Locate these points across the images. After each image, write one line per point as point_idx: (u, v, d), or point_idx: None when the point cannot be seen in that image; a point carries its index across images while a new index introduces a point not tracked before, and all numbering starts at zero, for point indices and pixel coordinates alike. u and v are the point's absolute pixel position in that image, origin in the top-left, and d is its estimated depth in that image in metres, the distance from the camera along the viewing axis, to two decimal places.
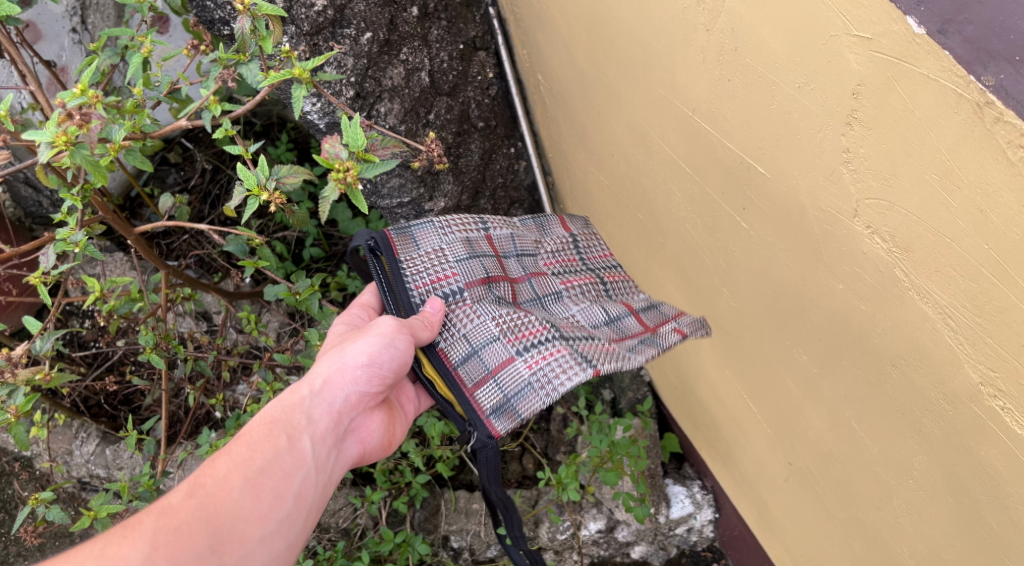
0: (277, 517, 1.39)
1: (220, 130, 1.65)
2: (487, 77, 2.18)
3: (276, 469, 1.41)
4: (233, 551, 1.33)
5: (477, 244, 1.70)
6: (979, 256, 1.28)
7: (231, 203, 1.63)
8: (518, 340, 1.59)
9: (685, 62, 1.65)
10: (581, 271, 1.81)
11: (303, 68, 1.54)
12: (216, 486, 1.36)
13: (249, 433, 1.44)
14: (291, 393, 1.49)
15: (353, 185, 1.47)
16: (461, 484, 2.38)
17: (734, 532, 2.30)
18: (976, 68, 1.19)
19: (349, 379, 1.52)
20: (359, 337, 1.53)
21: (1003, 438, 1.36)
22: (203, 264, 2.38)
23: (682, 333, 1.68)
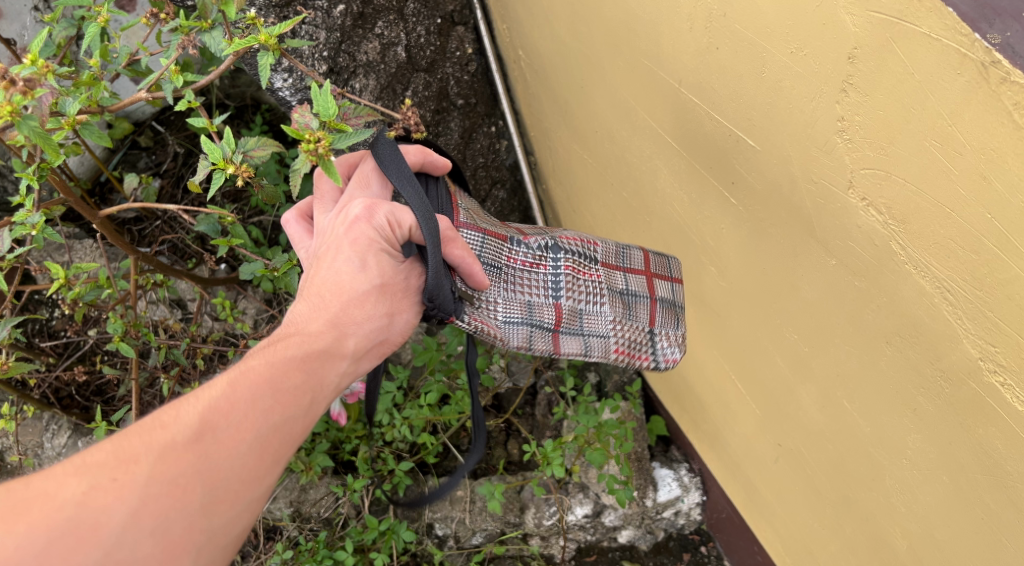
0: (271, 485, 1.23)
1: (182, 102, 1.58)
2: (466, 53, 2.13)
3: (293, 431, 1.25)
4: (223, 514, 1.17)
5: (540, 307, 1.52)
6: (980, 225, 1.24)
7: (196, 178, 1.56)
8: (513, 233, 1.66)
9: (672, 31, 1.59)
10: (645, 305, 1.63)
11: (267, 33, 1.47)
12: (229, 433, 1.20)
13: (282, 376, 1.26)
14: (331, 341, 1.33)
15: (324, 156, 1.39)
16: (445, 471, 2.33)
17: (722, 515, 2.26)
18: (981, 26, 1.15)
19: (379, 347, 1.40)
20: (408, 308, 1.43)
21: (1003, 415, 1.32)
22: (176, 250, 2.28)
23: (671, 360, 1.63)
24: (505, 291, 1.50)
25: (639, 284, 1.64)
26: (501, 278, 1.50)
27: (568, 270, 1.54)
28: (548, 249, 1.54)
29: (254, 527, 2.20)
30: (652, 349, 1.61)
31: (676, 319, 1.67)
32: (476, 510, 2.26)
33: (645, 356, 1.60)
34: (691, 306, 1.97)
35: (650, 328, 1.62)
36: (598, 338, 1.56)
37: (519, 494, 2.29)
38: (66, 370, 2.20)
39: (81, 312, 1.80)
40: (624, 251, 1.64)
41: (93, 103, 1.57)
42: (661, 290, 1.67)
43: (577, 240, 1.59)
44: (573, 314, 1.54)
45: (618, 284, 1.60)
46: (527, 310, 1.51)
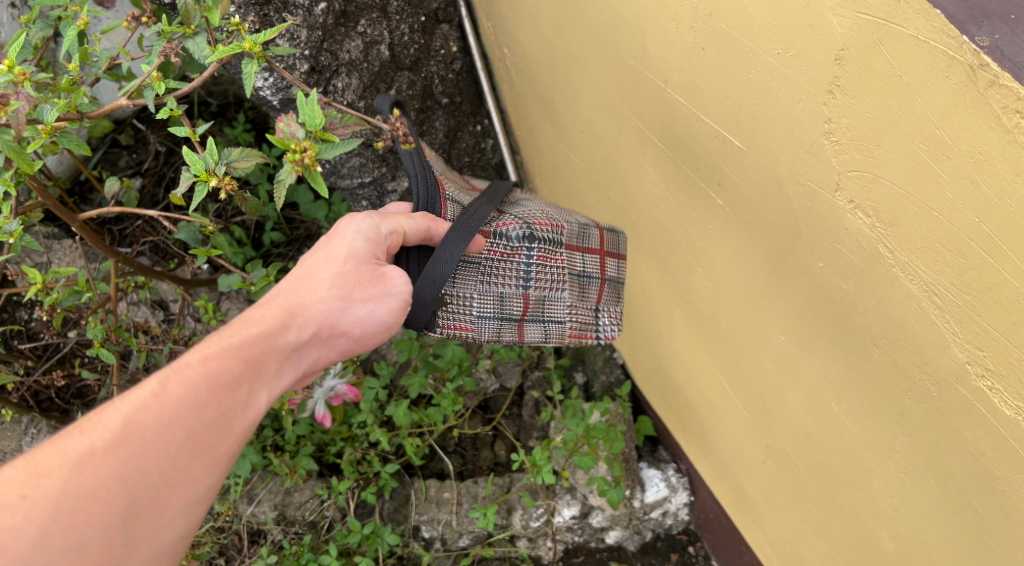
0: (208, 483, 1.20)
1: (165, 109, 1.55)
2: (450, 51, 2.10)
3: (224, 427, 1.22)
4: (150, 521, 1.15)
5: (510, 299, 1.57)
6: (968, 229, 1.23)
7: (179, 189, 1.53)
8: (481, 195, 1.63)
9: (658, 31, 1.58)
10: (596, 285, 1.70)
11: (253, 42, 1.45)
12: (156, 435, 1.17)
13: (216, 369, 1.23)
14: (275, 331, 1.30)
15: (310, 167, 1.40)
16: (432, 473, 2.32)
17: (710, 515, 2.25)
18: (970, 28, 1.13)
19: (331, 340, 1.37)
20: (371, 303, 1.38)
21: (990, 419, 1.31)
22: (157, 250, 2.25)
23: (610, 336, 1.72)
24: (479, 288, 1.54)
25: (594, 266, 1.68)
26: (477, 275, 1.53)
27: (540, 261, 1.56)
28: (524, 240, 1.54)
29: (238, 530, 2.18)
30: (596, 324, 1.70)
31: (614, 315, 1.73)
32: (463, 512, 2.24)
33: (589, 335, 1.70)
34: (677, 306, 1.96)
35: (597, 306, 1.71)
36: (557, 323, 1.64)
37: (507, 495, 2.27)
38: (45, 373, 2.17)
39: (59, 317, 1.78)
40: (585, 231, 1.66)
41: (71, 109, 1.54)
42: (612, 269, 1.73)
43: (549, 225, 1.57)
44: (539, 300, 1.60)
45: (577, 267, 1.64)
46: (498, 304, 1.56)
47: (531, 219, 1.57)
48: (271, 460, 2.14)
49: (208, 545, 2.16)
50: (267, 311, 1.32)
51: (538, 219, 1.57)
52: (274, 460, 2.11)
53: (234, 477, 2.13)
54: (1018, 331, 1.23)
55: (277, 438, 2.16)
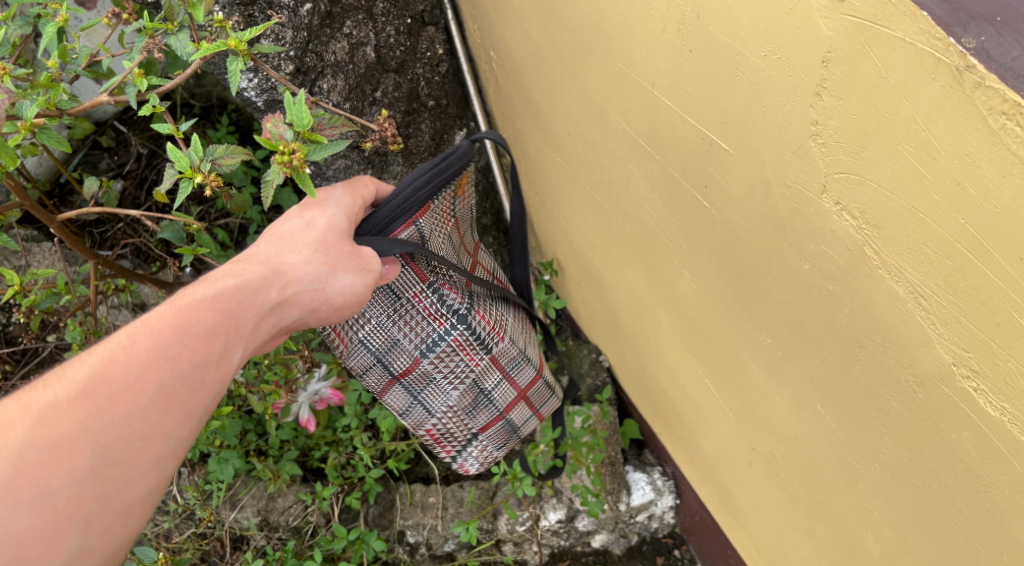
0: (179, 437, 1.21)
1: (146, 106, 1.54)
2: (436, 54, 2.09)
3: (197, 380, 1.23)
4: (119, 474, 1.16)
5: (402, 353, 1.66)
6: (954, 231, 1.23)
7: (162, 186, 1.50)
8: (462, 254, 1.72)
9: (645, 33, 1.57)
10: (490, 413, 1.82)
11: (239, 40, 1.44)
12: (126, 386, 1.18)
13: (189, 320, 1.24)
14: (252, 287, 1.31)
15: (300, 167, 1.39)
16: (416, 477, 2.32)
17: (695, 518, 2.25)
18: (956, 30, 1.13)
19: (311, 302, 1.39)
20: (353, 274, 1.41)
21: (975, 420, 1.31)
22: (140, 254, 2.23)
23: (464, 467, 1.92)
24: (382, 320, 1.64)
25: (504, 394, 1.81)
26: (389, 308, 1.63)
27: (454, 343, 1.66)
28: (456, 317, 1.65)
29: (221, 536, 2.16)
30: (468, 441, 1.86)
31: (512, 426, 1.90)
32: (449, 517, 2.22)
33: (447, 449, 1.87)
34: (663, 309, 1.96)
35: (479, 430, 1.84)
36: (423, 407, 1.77)
37: (491, 501, 2.24)
38: (24, 377, 2.15)
39: (38, 319, 1.76)
40: (516, 359, 1.79)
41: (50, 106, 1.53)
42: (535, 387, 1.88)
43: (490, 326, 1.70)
44: (424, 374, 1.70)
45: (487, 380, 1.76)
46: (387, 345, 1.66)
47: (479, 310, 1.68)
48: (254, 465, 2.12)
49: (189, 551, 2.13)
50: (248, 267, 1.34)
51: (486, 314, 1.70)
52: (257, 465, 2.09)
53: (217, 481, 2.11)
54: (1002, 333, 1.23)
55: (260, 442, 2.14)
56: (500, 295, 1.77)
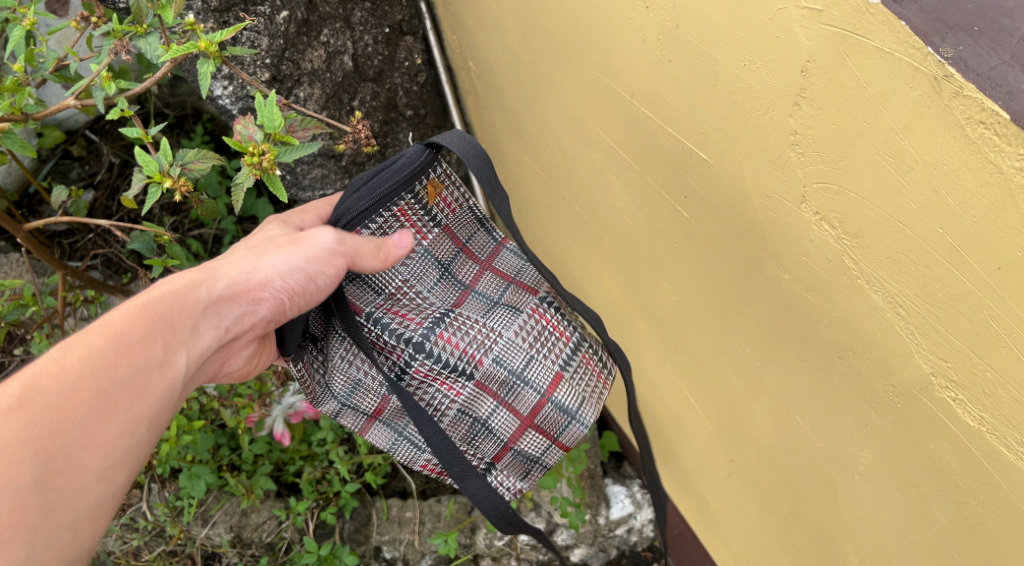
0: (122, 445, 1.22)
1: (115, 109, 1.51)
2: (415, 63, 2.07)
3: (136, 387, 1.24)
4: (64, 483, 1.17)
5: (366, 391, 1.54)
6: (933, 241, 1.23)
7: (130, 192, 1.48)
8: (456, 275, 1.52)
9: (623, 43, 1.57)
10: (497, 444, 1.56)
11: (209, 42, 1.42)
12: (61, 397, 1.19)
13: (120, 329, 1.25)
14: (181, 287, 1.32)
15: (269, 169, 1.40)
16: (394, 491, 2.26)
17: (674, 531, 2.23)
18: (934, 39, 1.13)
19: (249, 295, 1.37)
20: (284, 254, 1.37)
21: (953, 430, 1.31)
22: (110, 264, 2.19)
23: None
24: (341, 364, 1.53)
25: (508, 422, 1.53)
26: (343, 349, 1.52)
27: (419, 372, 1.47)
28: (410, 345, 1.45)
29: (192, 554, 2.10)
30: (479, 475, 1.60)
31: (543, 454, 1.58)
32: (426, 532, 2.20)
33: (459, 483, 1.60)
34: (642, 319, 1.94)
35: (489, 462, 1.58)
36: (411, 444, 1.58)
37: (469, 515, 2.22)
38: None
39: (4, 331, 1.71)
40: (513, 386, 1.50)
41: (16, 110, 1.54)
42: (565, 395, 1.53)
43: (461, 349, 1.47)
44: (398, 412, 1.55)
45: (478, 409, 1.52)
46: (349, 389, 1.54)
47: (444, 332, 1.46)
48: (227, 481, 2.08)
49: None
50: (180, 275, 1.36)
51: (454, 337, 1.47)
52: (231, 480, 2.05)
53: (188, 497, 2.06)
54: (981, 342, 1.22)
55: (233, 456, 2.10)
56: (509, 307, 1.52)
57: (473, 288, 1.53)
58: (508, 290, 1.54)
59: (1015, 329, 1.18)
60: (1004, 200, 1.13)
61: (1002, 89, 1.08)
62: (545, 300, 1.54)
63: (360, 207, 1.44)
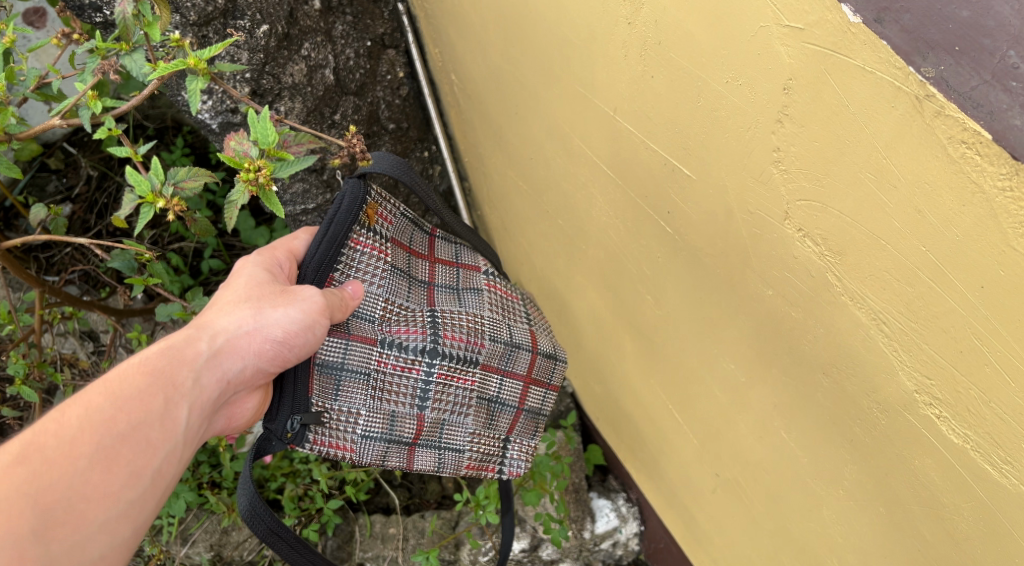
0: (127, 497, 1.18)
1: (101, 129, 1.49)
2: (397, 77, 2.06)
3: (138, 439, 1.21)
4: (64, 536, 1.13)
5: (403, 419, 1.53)
6: (916, 259, 1.22)
7: (122, 213, 1.46)
8: (418, 277, 1.57)
9: (606, 59, 1.56)
10: (510, 414, 1.67)
11: (197, 58, 1.41)
12: (60, 451, 1.16)
13: (118, 384, 1.22)
14: (178, 342, 1.29)
15: (265, 185, 1.39)
16: (377, 507, 2.25)
17: (660, 545, 2.22)
18: (915, 59, 1.13)
19: (251, 347, 1.34)
20: (284, 306, 1.36)
21: (938, 447, 1.30)
22: (88, 279, 2.17)
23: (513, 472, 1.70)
24: (370, 403, 1.49)
25: (512, 387, 1.65)
26: (367, 390, 1.48)
27: (439, 378, 1.52)
28: (424, 355, 1.50)
29: None
30: (501, 454, 1.68)
31: (542, 404, 1.73)
32: (409, 549, 2.17)
33: (489, 467, 1.67)
34: (627, 334, 1.94)
35: (505, 435, 1.68)
36: (454, 451, 1.60)
37: (454, 531, 2.20)
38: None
39: None
40: (510, 353, 1.62)
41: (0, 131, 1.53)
42: (544, 342, 1.71)
43: (465, 342, 1.54)
44: (434, 424, 1.56)
45: (489, 388, 1.61)
46: (386, 425, 1.51)
47: (445, 332, 1.53)
48: (207, 499, 2.04)
49: None
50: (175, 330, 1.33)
51: (454, 333, 1.54)
52: (211, 498, 2.02)
53: (167, 516, 2.03)
54: (965, 360, 1.22)
55: (214, 474, 2.06)
56: (472, 290, 1.63)
57: (434, 284, 1.59)
58: (459, 275, 1.64)
59: (999, 347, 1.18)
60: (986, 219, 1.13)
61: (983, 109, 1.09)
62: (490, 272, 1.68)
63: (320, 257, 1.43)
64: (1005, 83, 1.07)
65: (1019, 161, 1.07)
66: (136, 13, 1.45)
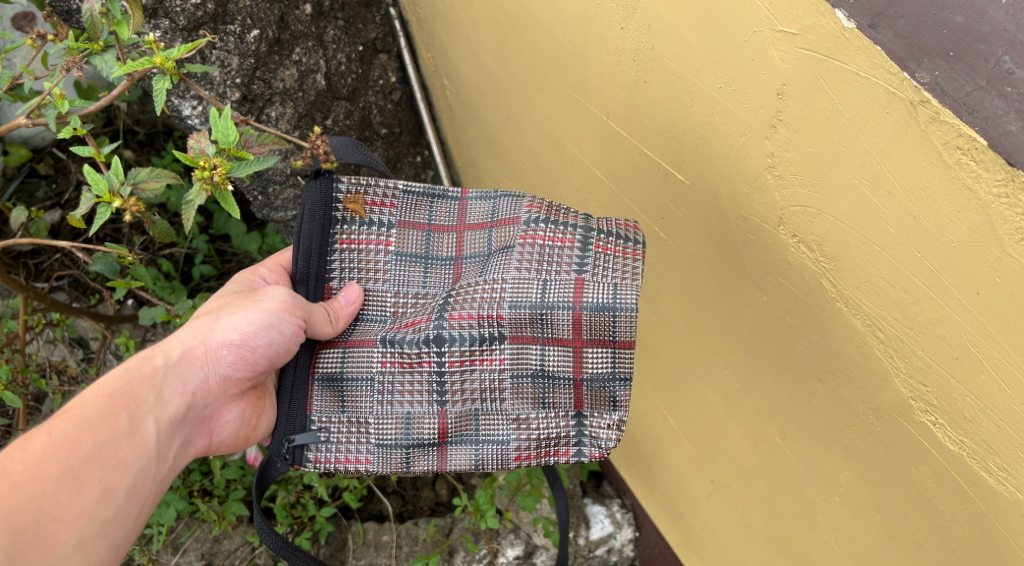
0: (102, 515, 1.24)
1: (66, 128, 1.46)
2: (389, 81, 2.05)
3: (107, 457, 1.25)
4: (40, 558, 1.19)
5: (421, 418, 1.43)
6: (911, 265, 1.21)
7: (78, 213, 1.43)
8: (439, 254, 1.50)
9: (599, 63, 1.55)
10: (569, 387, 1.43)
11: (163, 56, 1.40)
12: (29, 477, 1.20)
13: (80, 408, 1.26)
14: (135, 362, 1.32)
15: (220, 185, 1.37)
16: (370, 514, 2.23)
17: (655, 551, 2.19)
18: (909, 65, 1.12)
19: (209, 357, 1.38)
20: (240, 313, 1.39)
21: (935, 454, 1.29)
22: (77, 285, 2.15)
23: (598, 454, 1.45)
24: (377, 408, 1.43)
25: (562, 357, 1.42)
26: (373, 394, 1.43)
27: (452, 366, 1.41)
28: (431, 345, 1.41)
29: None
30: (576, 435, 1.44)
31: (617, 368, 1.43)
32: (402, 556, 2.16)
33: (563, 452, 1.44)
34: None
35: (574, 413, 1.44)
36: (496, 443, 1.44)
37: (447, 537, 2.19)
38: None
39: None
40: (542, 317, 1.40)
41: None
42: (597, 294, 1.41)
43: (478, 318, 1.40)
44: (464, 416, 1.43)
45: (529, 363, 1.42)
46: (401, 428, 1.43)
47: (453, 311, 1.41)
48: (198, 507, 2.03)
49: None
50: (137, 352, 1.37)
51: (465, 311, 1.41)
52: (201, 506, 2.00)
53: (157, 525, 2.00)
54: (961, 367, 1.21)
55: (205, 481, 2.05)
56: (501, 252, 1.44)
57: (462, 257, 1.49)
58: (492, 237, 1.47)
59: (995, 355, 1.17)
60: (983, 225, 1.12)
61: (979, 115, 1.08)
62: (531, 221, 1.43)
63: (311, 269, 1.46)
64: (1000, 88, 1.06)
65: (1015, 167, 1.06)
66: (105, 11, 1.44)
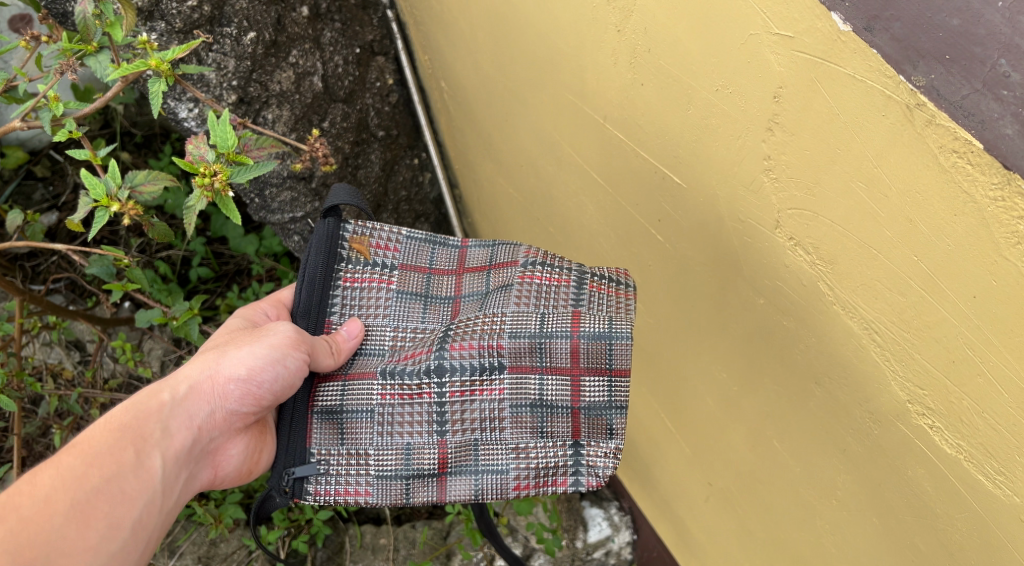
0: (108, 550, 1.22)
1: (63, 131, 1.45)
2: (386, 83, 2.06)
3: (113, 492, 1.24)
4: None
5: (420, 449, 1.40)
6: (908, 268, 1.21)
7: (76, 217, 1.43)
8: (439, 294, 1.51)
9: (595, 65, 1.55)
10: (567, 416, 1.41)
11: (161, 60, 1.39)
12: (37, 511, 1.19)
13: (88, 443, 1.25)
14: (142, 397, 1.32)
15: (221, 190, 1.36)
16: (368, 517, 2.22)
17: (653, 554, 2.19)
18: (907, 67, 1.12)
19: (215, 391, 1.37)
20: (246, 348, 1.38)
21: (932, 457, 1.29)
22: (74, 288, 2.15)
23: (596, 484, 1.41)
24: (377, 440, 1.41)
25: (560, 387, 1.41)
26: (373, 425, 1.41)
27: (452, 397, 1.40)
28: (431, 376, 1.40)
29: None
30: (574, 465, 1.41)
31: (614, 396, 1.41)
32: (400, 559, 2.16)
33: (561, 482, 1.41)
34: None
35: (573, 442, 1.41)
36: (494, 473, 1.41)
37: (444, 541, 2.19)
38: None
39: None
40: (540, 346, 1.41)
41: None
42: (594, 324, 1.42)
43: (477, 348, 1.40)
44: (463, 447, 1.41)
45: (528, 392, 1.41)
46: (401, 459, 1.41)
47: (453, 343, 1.41)
48: (195, 510, 2.03)
49: None
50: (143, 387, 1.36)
51: (465, 342, 1.41)
52: (199, 509, 2.00)
53: None
54: (959, 371, 1.21)
55: None
56: (500, 289, 1.47)
57: (460, 297, 1.50)
58: (490, 278, 1.49)
59: (992, 358, 1.17)
60: (979, 229, 1.12)
61: (975, 118, 1.08)
62: (528, 263, 1.47)
63: (313, 303, 1.46)
64: (996, 91, 1.06)
65: (1011, 170, 1.06)
66: (99, 13, 1.44)
